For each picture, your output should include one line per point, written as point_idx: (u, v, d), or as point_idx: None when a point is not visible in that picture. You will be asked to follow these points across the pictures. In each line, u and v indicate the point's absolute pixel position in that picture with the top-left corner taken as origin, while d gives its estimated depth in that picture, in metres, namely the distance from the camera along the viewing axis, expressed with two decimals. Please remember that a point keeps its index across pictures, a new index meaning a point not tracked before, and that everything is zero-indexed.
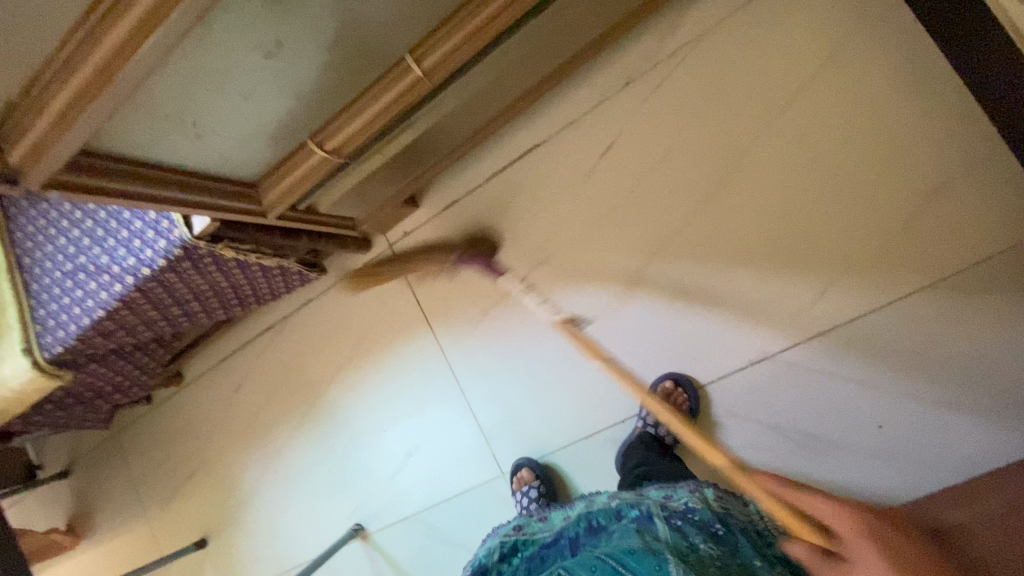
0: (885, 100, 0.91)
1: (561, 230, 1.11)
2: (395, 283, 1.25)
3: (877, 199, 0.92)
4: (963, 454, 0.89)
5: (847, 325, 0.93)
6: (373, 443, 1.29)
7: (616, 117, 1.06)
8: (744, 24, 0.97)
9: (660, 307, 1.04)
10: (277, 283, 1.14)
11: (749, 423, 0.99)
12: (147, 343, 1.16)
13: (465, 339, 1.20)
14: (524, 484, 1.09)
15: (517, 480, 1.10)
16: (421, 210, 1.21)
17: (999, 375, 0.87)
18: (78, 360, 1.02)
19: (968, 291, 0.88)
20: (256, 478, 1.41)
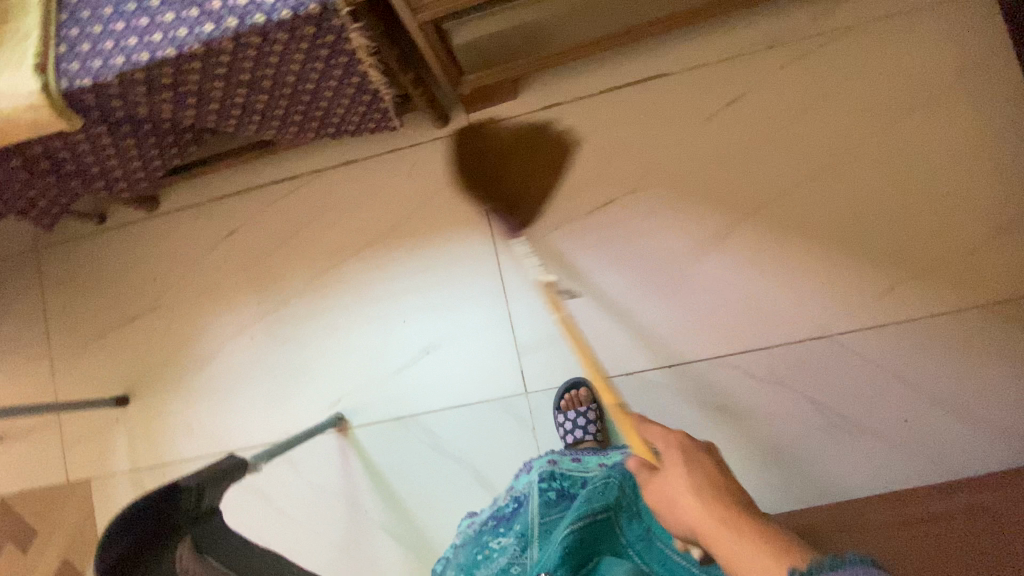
0: (990, 137, 0.99)
1: (660, 166, 1.08)
2: (461, 169, 1.13)
3: (960, 221, 0.99)
4: (971, 459, 0.96)
5: (900, 324, 0.99)
6: (384, 335, 1.15)
7: (747, 75, 1.05)
8: (890, 31, 1.02)
9: (737, 265, 1.04)
10: (350, 121, 0.98)
11: (791, 392, 1.00)
12: (166, 133, 0.95)
13: (526, 250, 1.11)
14: (578, 405, 1.06)
15: (565, 399, 1.08)
16: (515, 103, 1.12)
17: (1017, 396, 0.96)
18: (94, 114, 0.84)
19: (1013, 319, 0.97)
20: (220, 341, 1.21)
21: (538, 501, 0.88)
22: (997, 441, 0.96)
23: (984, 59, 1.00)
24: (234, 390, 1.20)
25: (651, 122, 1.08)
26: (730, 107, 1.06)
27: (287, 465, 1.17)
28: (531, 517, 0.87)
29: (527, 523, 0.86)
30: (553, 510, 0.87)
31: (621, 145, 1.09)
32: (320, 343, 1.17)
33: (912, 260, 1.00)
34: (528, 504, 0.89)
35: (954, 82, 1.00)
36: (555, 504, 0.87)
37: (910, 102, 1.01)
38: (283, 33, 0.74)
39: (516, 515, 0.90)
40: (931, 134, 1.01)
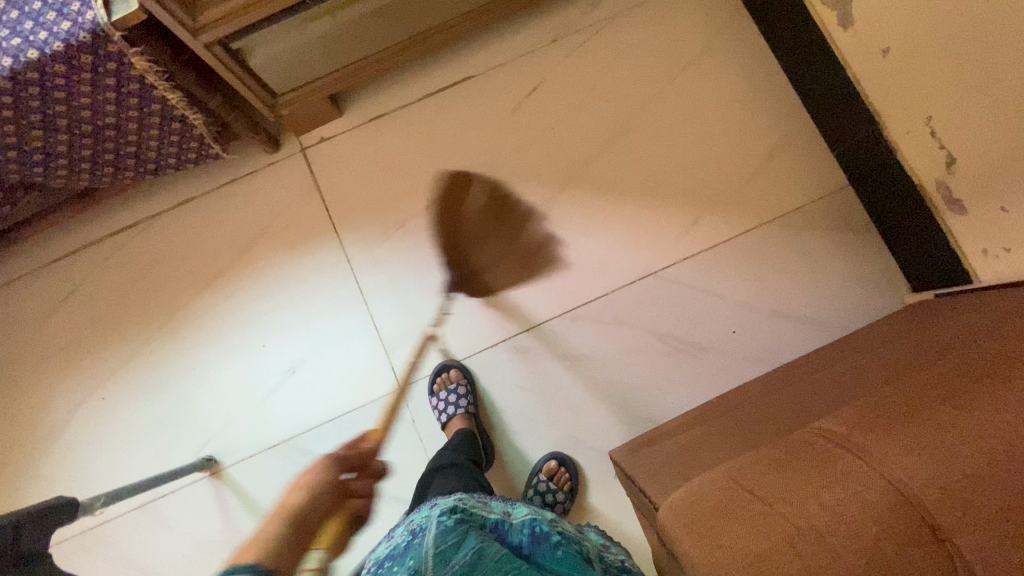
0: (743, 84, 1.18)
1: (485, 154, 1.18)
2: (302, 189, 1.18)
3: (737, 155, 1.16)
4: (793, 350, 1.09)
5: (712, 250, 1.13)
6: (250, 363, 1.13)
7: (541, 65, 1.20)
8: (647, 14, 1.21)
9: (568, 227, 1.15)
10: (168, 153, 1.03)
11: (636, 329, 1.11)
12: None
13: (376, 251, 1.16)
14: (450, 382, 1.09)
15: (440, 380, 1.10)
16: (342, 120, 1.19)
17: (817, 289, 1.11)
18: None
19: (795, 226, 1.13)
20: (70, 408, 1.13)
21: (436, 531, 0.73)
22: (811, 332, 1.10)
23: (723, 25, 1.20)
24: (92, 456, 1.12)
25: (467, 118, 1.19)
26: (533, 94, 1.19)
27: (159, 524, 1.08)
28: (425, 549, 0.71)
29: (424, 556, 0.69)
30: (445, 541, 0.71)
31: (446, 142, 1.19)
32: (182, 385, 1.13)
33: (707, 194, 1.15)
34: (424, 536, 0.73)
35: (706, 46, 1.20)
36: (456, 533, 0.73)
37: (676, 68, 1.19)
38: (60, 64, 0.80)
39: (409, 549, 0.72)
40: (698, 90, 1.18)
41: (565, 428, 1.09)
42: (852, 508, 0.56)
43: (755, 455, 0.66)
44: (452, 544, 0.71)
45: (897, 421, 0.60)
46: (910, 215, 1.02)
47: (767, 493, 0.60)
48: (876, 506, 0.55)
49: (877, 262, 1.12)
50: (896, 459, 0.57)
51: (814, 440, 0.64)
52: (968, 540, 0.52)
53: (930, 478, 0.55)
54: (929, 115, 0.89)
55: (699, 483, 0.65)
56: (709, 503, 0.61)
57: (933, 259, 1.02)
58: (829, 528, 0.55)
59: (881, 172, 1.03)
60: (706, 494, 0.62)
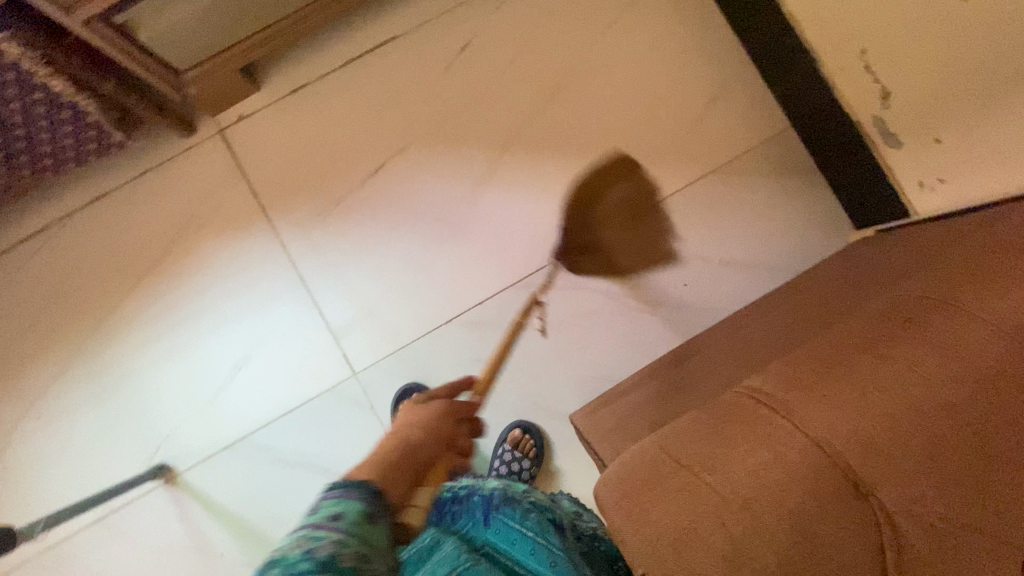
0: (681, 28, 1.14)
1: (420, 120, 1.12)
2: (226, 173, 1.10)
3: (678, 102, 1.13)
4: (742, 298, 1.10)
5: (659, 204, 1.11)
6: (192, 367, 1.08)
7: (473, 18, 1.13)
8: None
9: (513, 191, 1.11)
10: (67, 149, 0.94)
11: (589, 292, 1.10)
12: None
13: (313, 233, 1.10)
14: None
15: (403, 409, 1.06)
16: (262, 95, 1.10)
17: (766, 235, 1.11)
18: None
19: (740, 172, 1.12)
20: (2, 429, 1.06)
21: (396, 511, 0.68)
22: (762, 277, 1.10)
23: None
24: (34, 477, 1.06)
25: (398, 82, 1.12)
26: (465, 51, 1.12)
27: (117, 539, 1.05)
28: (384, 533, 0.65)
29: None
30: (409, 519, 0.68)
31: (378, 110, 1.11)
32: (120, 394, 1.07)
33: (652, 147, 1.12)
34: None
35: None
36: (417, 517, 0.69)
37: (612, 12, 1.14)
38: None
39: None
40: (636, 36, 1.14)
41: (527, 397, 1.08)
42: (777, 471, 0.57)
43: (689, 419, 0.65)
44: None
45: (818, 373, 0.61)
46: (849, 154, 1.02)
47: (694, 463, 0.60)
48: (799, 468, 0.56)
49: (822, 202, 1.12)
50: (820, 416, 0.58)
51: (741, 402, 0.64)
52: (890, 493, 0.55)
53: (851, 434, 0.56)
54: (863, 48, 0.88)
55: (631, 453, 0.64)
56: (642, 473, 0.61)
57: (872, 196, 1.03)
58: (754, 493, 0.56)
59: (820, 109, 1.02)
60: (637, 464, 0.63)
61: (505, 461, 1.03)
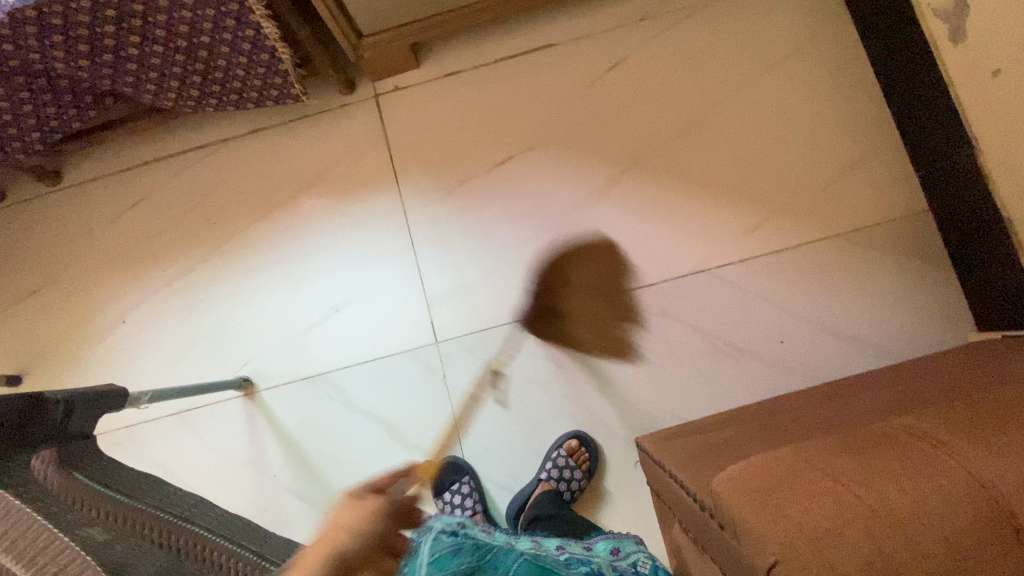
0: (831, 92, 1.14)
1: (554, 125, 1.17)
2: (370, 134, 1.19)
3: (811, 162, 1.12)
4: (836, 371, 1.06)
5: (770, 256, 1.10)
6: (296, 298, 1.16)
7: (627, 42, 1.18)
8: (744, 5, 1.17)
9: (627, 209, 1.14)
10: (252, 85, 1.04)
11: (680, 323, 1.09)
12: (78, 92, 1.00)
13: (433, 205, 1.17)
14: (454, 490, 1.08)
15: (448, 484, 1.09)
16: (419, 72, 1.20)
17: (877, 313, 1.07)
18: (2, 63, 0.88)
19: (860, 244, 1.09)
20: (124, 309, 1.18)
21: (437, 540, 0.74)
22: (862, 354, 1.06)
23: (818, 29, 1.16)
24: (138, 360, 1.17)
25: (543, 86, 1.18)
26: (612, 71, 1.17)
27: (192, 434, 1.13)
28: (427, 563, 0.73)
29: (419, 565, 0.73)
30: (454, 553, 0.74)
31: (518, 108, 1.18)
32: (229, 306, 1.17)
33: (774, 199, 1.12)
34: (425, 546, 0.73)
35: (799, 47, 1.16)
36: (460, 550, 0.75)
37: (765, 63, 1.16)
38: None
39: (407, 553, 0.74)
40: (782, 90, 1.15)
41: (594, 409, 1.09)
42: (939, 497, 0.50)
43: (818, 443, 0.61)
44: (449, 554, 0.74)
45: (980, 424, 0.57)
46: (990, 251, 0.98)
47: (843, 474, 0.54)
48: (967, 500, 0.50)
49: (945, 293, 1.07)
50: (989, 459, 0.52)
51: (890, 434, 0.59)
52: None
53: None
54: None
55: (760, 459, 0.59)
56: (773, 474, 0.56)
57: (1007, 298, 0.97)
58: (912, 514, 0.50)
59: (968, 197, 0.99)
60: (769, 468, 0.57)
61: (556, 470, 1.03)
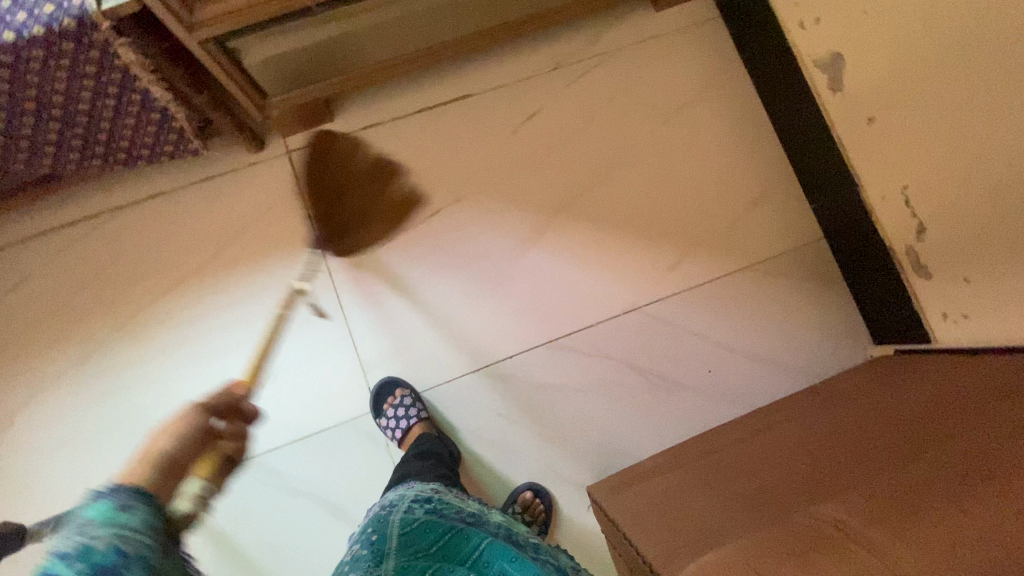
0: (733, 131, 1.22)
1: (479, 176, 1.17)
2: (285, 193, 1.13)
3: (721, 199, 1.20)
4: (763, 394, 1.13)
5: (693, 290, 1.16)
6: (214, 376, 1.07)
7: (543, 90, 1.20)
8: (648, 52, 1.24)
9: (557, 254, 1.16)
10: (144, 145, 0.93)
11: (617, 362, 1.12)
12: None
13: (359, 263, 1.12)
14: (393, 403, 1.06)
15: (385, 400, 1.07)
16: (333, 126, 1.15)
17: (792, 334, 1.15)
18: None
19: (771, 272, 1.18)
20: (10, 410, 1.04)
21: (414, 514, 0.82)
22: (784, 374, 1.14)
23: (716, 73, 1.24)
24: (33, 467, 1.03)
25: (464, 137, 1.18)
26: (532, 119, 1.20)
27: None
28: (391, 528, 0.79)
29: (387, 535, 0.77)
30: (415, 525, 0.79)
31: (441, 160, 1.17)
32: (136, 394, 1.06)
33: (693, 235, 1.18)
34: (391, 513, 0.83)
35: (700, 91, 1.23)
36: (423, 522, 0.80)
37: (672, 107, 1.23)
38: (38, 50, 0.72)
39: (376, 520, 0.82)
40: (689, 132, 1.22)
41: (543, 457, 1.09)
42: None
43: (766, 536, 0.65)
44: (417, 525, 0.80)
45: (900, 515, 0.62)
46: (882, 274, 1.09)
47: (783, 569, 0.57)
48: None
49: (847, 311, 1.17)
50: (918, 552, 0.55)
51: (824, 526, 0.63)
52: None
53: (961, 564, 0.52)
54: (905, 184, 0.97)
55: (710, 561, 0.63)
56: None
57: (897, 316, 1.09)
58: None
59: (859, 225, 1.09)
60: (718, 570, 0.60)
61: None
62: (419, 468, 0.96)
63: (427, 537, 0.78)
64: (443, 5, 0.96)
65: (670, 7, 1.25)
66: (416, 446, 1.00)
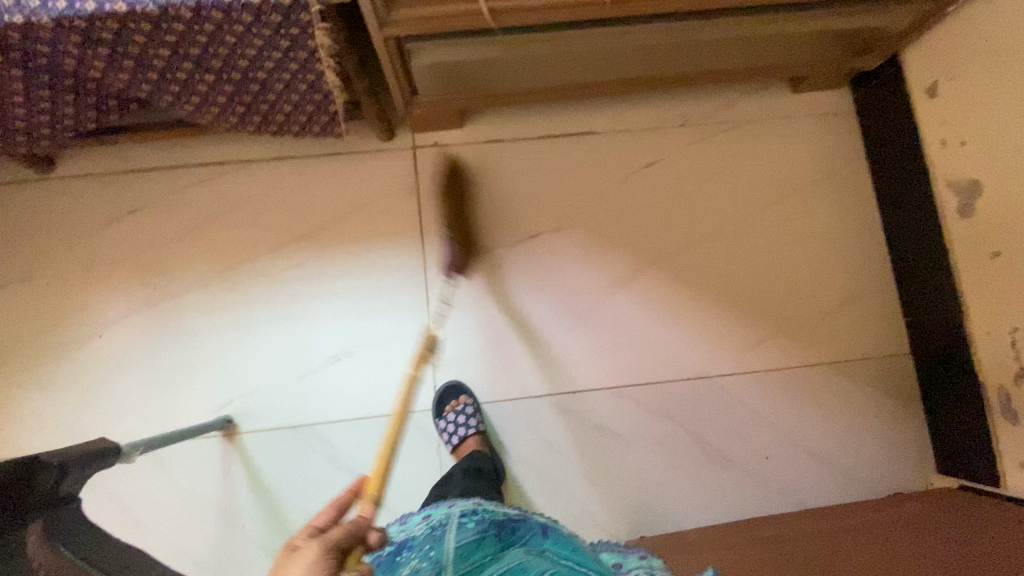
0: (841, 226, 1.22)
1: (585, 210, 1.20)
2: (401, 184, 1.17)
3: (814, 289, 1.20)
4: (813, 493, 1.12)
5: (767, 372, 1.16)
6: (296, 338, 1.11)
7: (665, 143, 1.23)
8: (775, 130, 1.25)
9: (642, 304, 1.17)
10: (295, 117, 0.99)
11: (678, 425, 1.13)
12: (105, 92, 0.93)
13: (454, 266, 1.16)
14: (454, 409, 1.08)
15: (448, 404, 1.09)
16: (462, 131, 1.19)
17: (855, 441, 1.14)
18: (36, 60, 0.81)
19: (847, 374, 1.17)
20: (103, 322, 1.10)
21: (460, 528, 0.79)
22: (838, 480, 1.13)
23: (838, 166, 1.24)
24: (109, 380, 1.09)
25: (580, 170, 1.21)
26: (648, 168, 1.22)
27: (157, 469, 1.06)
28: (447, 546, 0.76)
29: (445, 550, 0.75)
30: (471, 540, 0.77)
31: (553, 187, 1.20)
32: (219, 337, 1.11)
33: (779, 319, 1.18)
34: (443, 532, 0.79)
35: (818, 180, 1.24)
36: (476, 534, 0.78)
37: (785, 189, 1.23)
38: (248, 15, 0.77)
39: (429, 539, 0.79)
40: (797, 217, 1.22)
41: (585, 499, 1.10)
42: None
43: None
44: (467, 540, 0.77)
45: None
46: (965, 408, 1.07)
47: None
48: None
49: (915, 433, 1.15)
50: None
51: None
52: None
53: None
54: (1016, 327, 0.97)
55: None
56: None
57: (968, 452, 1.08)
58: None
59: (953, 353, 1.09)
60: None
61: None
62: (464, 486, 0.98)
63: (482, 552, 0.75)
64: (605, 50, 0.99)
65: (809, 93, 1.26)
66: (467, 463, 1.02)
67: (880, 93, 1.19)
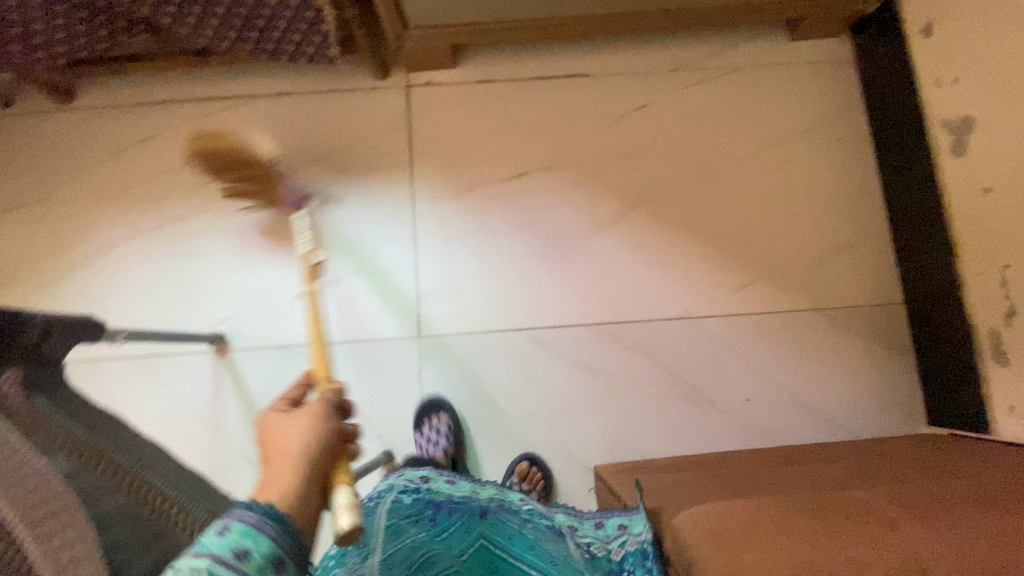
0: (834, 174, 1.20)
1: (573, 151, 1.21)
2: (394, 121, 1.21)
3: (803, 236, 1.18)
4: (793, 436, 1.11)
5: (751, 315, 1.15)
6: (288, 263, 1.16)
7: (656, 88, 1.23)
8: (769, 77, 1.24)
9: (626, 243, 1.18)
10: (291, 39, 1.03)
11: (657, 362, 1.13)
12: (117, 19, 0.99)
13: (441, 201, 1.19)
14: None
15: None
16: (454, 72, 1.22)
17: (839, 388, 1.12)
18: None
19: (835, 321, 1.15)
20: (110, 244, 1.17)
21: (394, 505, 0.77)
22: (820, 425, 1.11)
23: (833, 114, 1.23)
24: (113, 296, 1.15)
25: (569, 112, 1.22)
26: (637, 111, 1.22)
27: (154, 380, 1.11)
28: (378, 522, 0.73)
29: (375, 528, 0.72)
30: (407, 520, 0.75)
31: (542, 127, 1.22)
32: (216, 259, 1.16)
33: (766, 264, 1.17)
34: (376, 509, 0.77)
35: (812, 127, 1.22)
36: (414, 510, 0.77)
37: (778, 135, 1.22)
38: None
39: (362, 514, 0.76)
40: (788, 164, 1.21)
41: (560, 430, 1.11)
42: None
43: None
44: (404, 513, 0.76)
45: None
46: (955, 353, 1.05)
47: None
48: None
49: (903, 383, 1.13)
50: None
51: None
52: None
53: None
54: (1006, 264, 0.94)
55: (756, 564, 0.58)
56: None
57: (957, 399, 1.05)
58: None
59: (943, 296, 1.06)
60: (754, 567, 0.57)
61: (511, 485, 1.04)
62: None
63: (416, 529, 0.74)
64: None
65: (806, 40, 1.25)
66: None
67: (877, 38, 1.17)
